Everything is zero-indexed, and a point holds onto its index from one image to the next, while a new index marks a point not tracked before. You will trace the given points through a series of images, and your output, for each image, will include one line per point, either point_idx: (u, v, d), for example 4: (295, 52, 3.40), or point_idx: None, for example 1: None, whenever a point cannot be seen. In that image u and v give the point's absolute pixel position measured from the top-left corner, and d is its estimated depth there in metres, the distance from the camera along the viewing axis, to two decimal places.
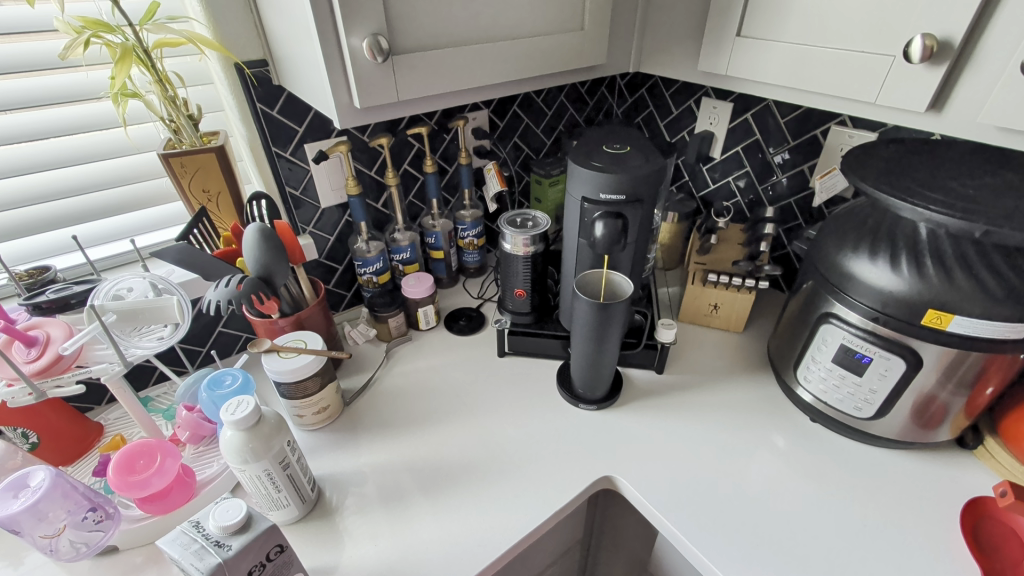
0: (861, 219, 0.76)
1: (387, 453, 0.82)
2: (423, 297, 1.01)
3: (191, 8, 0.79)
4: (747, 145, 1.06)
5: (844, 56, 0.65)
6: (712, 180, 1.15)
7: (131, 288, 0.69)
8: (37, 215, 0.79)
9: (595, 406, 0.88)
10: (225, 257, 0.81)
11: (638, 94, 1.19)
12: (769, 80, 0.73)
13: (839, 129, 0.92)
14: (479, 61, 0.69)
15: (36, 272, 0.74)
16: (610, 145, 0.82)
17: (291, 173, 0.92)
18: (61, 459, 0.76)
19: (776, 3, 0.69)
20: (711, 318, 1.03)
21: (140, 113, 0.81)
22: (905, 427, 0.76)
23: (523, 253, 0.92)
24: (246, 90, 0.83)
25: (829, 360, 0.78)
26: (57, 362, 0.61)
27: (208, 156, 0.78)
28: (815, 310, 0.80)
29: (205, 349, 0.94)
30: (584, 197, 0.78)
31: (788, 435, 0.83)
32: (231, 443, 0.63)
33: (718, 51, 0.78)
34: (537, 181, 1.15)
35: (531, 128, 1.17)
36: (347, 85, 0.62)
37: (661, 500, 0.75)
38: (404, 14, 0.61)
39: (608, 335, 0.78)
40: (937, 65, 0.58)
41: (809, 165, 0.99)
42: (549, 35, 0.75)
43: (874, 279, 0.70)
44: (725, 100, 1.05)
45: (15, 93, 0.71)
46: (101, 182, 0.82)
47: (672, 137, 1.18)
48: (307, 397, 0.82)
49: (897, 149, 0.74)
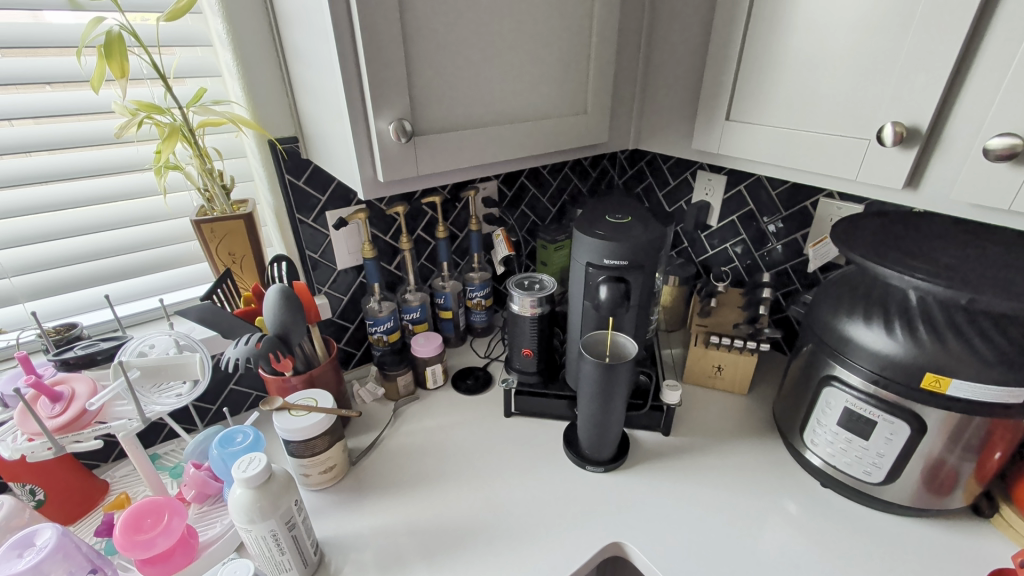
0: (853, 285, 0.79)
1: (392, 515, 0.81)
2: (431, 356, 1.03)
3: (234, 92, 0.88)
4: (742, 214, 1.12)
5: (824, 139, 0.71)
6: (711, 246, 1.20)
7: (153, 345, 0.71)
8: (73, 275, 0.84)
9: (602, 468, 0.88)
10: (245, 316, 0.85)
11: (638, 167, 1.27)
12: (757, 158, 0.80)
13: (827, 202, 0.98)
14: (492, 140, 0.76)
15: (63, 329, 0.77)
16: (613, 215, 0.87)
17: (312, 237, 0.98)
18: (65, 517, 0.76)
19: (759, 92, 0.77)
20: (715, 379, 1.05)
21: (179, 183, 0.88)
22: (917, 493, 0.75)
23: (530, 314, 0.95)
24: (277, 163, 0.90)
25: (834, 424, 0.79)
26: (79, 418, 0.63)
27: (238, 223, 0.84)
28: (817, 373, 0.81)
29: (216, 406, 0.96)
30: (589, 262, 0.82)
31: (799, 501, 0.82)
32: (239, 501, 0.63)
33: (710, 132, 0.85)
34: (543, 246, 1.21)
35: (537, 197, 1.24)
36: (372, 161, 0.68)
37: (671, 567, 0.73)
38: (426, 101, 0.68)
39: (614, 396, 0.79)
40: (909, 148, 0.64)
41: (802, 234, 1.04)
42: (555, 118, 0.83)
43: (872, 343, 0.72)
44: (719, 173, 1.12)
45: (69, 165, 0.79)
46: (135, 244, 0.87)
47: (671, 206, 1.25)
48: (315, 456, 0.82)
49: (881, 220, 0.79)
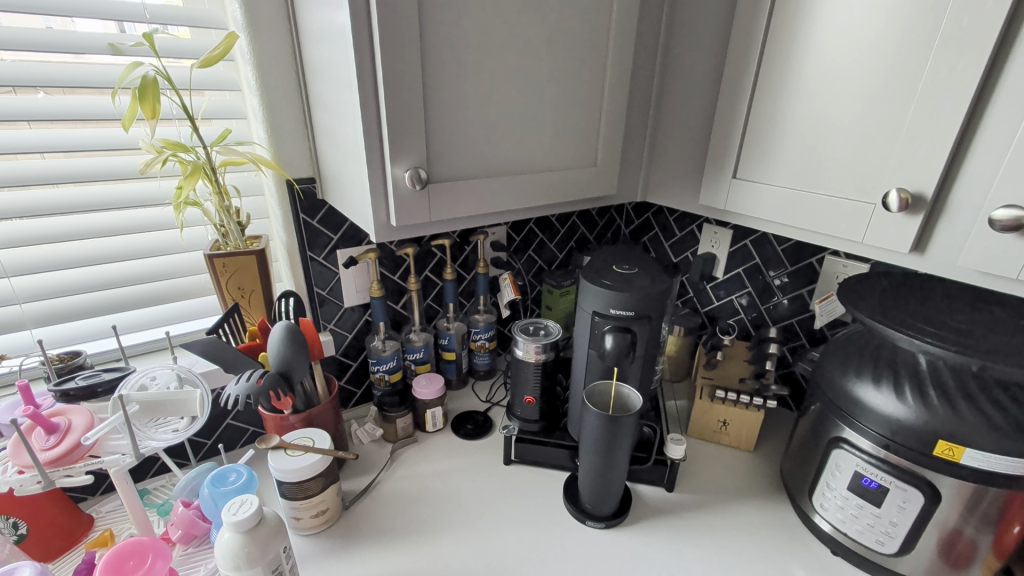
0: (861, 345, 0.79)
1: (383, 566, 0.78)
2: (432, 399, 1.01)
3: (257, 134, 0.91)
4: (747, 267, 1.12)
5: (830, 201, 0.72)
6: (716, 297, 1.20)
7: (154, 378, 0.71)
8: (83, 303, 0.85)
9: (603, 525, 0.84)
10: (248, 351, 0.85)
11: (644, 217, 1.29)
12: (764, 216, 0.81)
13: (833, 259, 0.99)
14: (503, 189, 0.78)
15: (67, 357, 0.77)
16: (620, 265, 0.88)
17: (321, 275, 0.99)
18: (43, 555, 0.73)
19: (765, 154, 0.79)
20: (720, 434, 1.02)
21: (196, 218, 0.90)
22: (933, 567, 0.72)
23: (535, 360, 0.95)
24: (293, 202, 0.92)
25: (844, 488, 0.76)
26: (73, 451, 0.62)
27: (249, 259, 0.85)
28: (825, 434, 0.79)
29: (210, 442, 0.94)
30: (595, 311, 0.82)
31: (809, 570, 0.79)
32: (227, 545, 0.61)
33: (717, 188, 0.87)
34: (549, 291, 1.21)
35: (545, 243, 1.26)
36: (386, 205, 0.70)
37: None
38: (442, 151, 0.70)
39: (617, 449, 0.77)
40: (914, 215, 0.65)
41: (808, 290, 1.05)
42: (566, 170, 0.85)
43: (882, 406, 0.71)
44: (725, 226, 1.14)
45: (93, 197, 0.81)
46: (148, 275, 0.88)
47: (677, 257, 1.26)
48: (307, 498, 0.80)
49: (888, 281, 0.79)
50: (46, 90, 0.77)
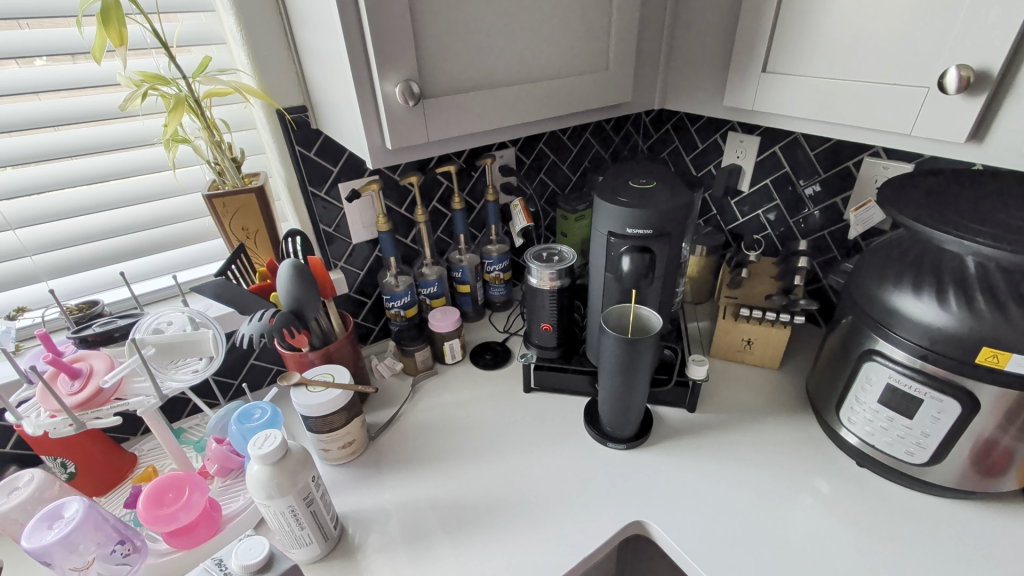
0: (901, 252, 0.73)
1: (412, 490, 0.81)
2: (448, 331, 1.01)
3: (240, 61, 0.85)
4: (776, 178, 1.04)
5: (874, 89, 0.64)
6: (741, 214, 1.14)
7: (169, 323, 0.71)
8: (91, 253, 0.84)
9: (625, 445, 0.85)
10: (259, 292, 0.84)
11: (663, 130, 1.20)
12: (796, 114, 0.73)
13: (873, 161, 0.90)
14: (508, 101, 0.71)
15: (85, 306, 0.77)
16: (636, 180, 0.82)
17: (325, 211, 0.96)
18: (94, 489, 0.77)
19: (801, 40, 0.69)
20: (743, 353, 1.00)
21: (189, 156, 0.86)
22: (963, 475, 0.70)
23: (550, 287, 0.92)
24: (286, 133, 0.87)
25: (874, 401, 0.74)
26: (97, 395, 0.63)
27: (249, 197, 0.82)
28: (856, 346, 0.76)
29: (236, 382, 0.96)
30: (610, 232, 0.78)
31: (832, 481, 0.79)
32: (256, 476, 0.63)
33: (744, 87, 0.78)
34: (563, 216, 1.16)
35: (556, 165, 1.19)
36: (379, 127, 0.65)
37: (695, 547, 0.71)
38: (435, 60, 0.63)
39: (638, 371, 0.76)
40: (975, 96, 0.57)
41: (843, 198, 0.97)
42: (575, 76, 0.77)
43: (921, 315, 0.66)
44: (752, 134, 1.05)
45: (78, 141, 0.77)
46: (148, 221, 0.87)
47: (699, 171, 1.18)
48: (333, 431, 0.82)
49: (935, 180, 0.72)
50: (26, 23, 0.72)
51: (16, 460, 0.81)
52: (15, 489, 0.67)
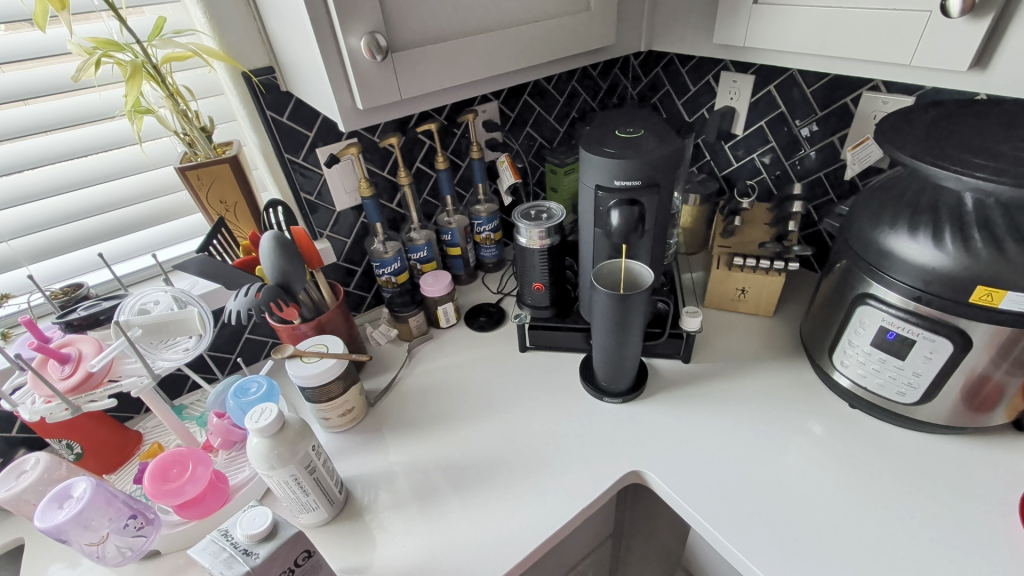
0: (898, 191, 0.71)
1: (413, 452, 0.83)
2: (441, 295, 1.00)
3: (197, 20, 0.80)
4: (771, 119, 1.01)
5: (872, 17, 0.60)
6: (735, 158, 1.10)
7: (156, 302, 0.70)
8: (69, 235, 0.82)
9: (620, 399, 0.86)
10: (244, 267, 0.83)
11: (653, 73, 1.14)
12: (790, 49, 0.69)
13: (871, 96, 0.86)
14: (483, 50, 0.67)
15: (69, 290, 0.76)
16: (623, 129, 0.78)
17: (305, 179, 0.93)
18: (103, 468, 0.79)
19: None
20: (738, 302, 1.00)
21: (156, 129, 0.83)
22: (954, 411, 0.71)
23: (540, 246, 0.90)
24: (255, 98, 0.83)
25: (867, 344, 0.74)
26: (87, 379, 0.63)
27: (223, 168, 0.79)
28: (850, 290, 0.75)
29: (233, 356, 0.96)
30: (598, 185, 0.75)
31: (825, 423, 0.80)
32: (256, 449, 0.64)
33: (735, 22, 0.73)
34: (552, 171, 1.13)
35: (543, 117, 1.15)
36: (348, 86, 0.61)
37: (691, 493, 0.73)
38: (400, 9, 0.59)
39: (630, 326, 0.75)
40: (979, 18, 0.53)
41: (839, 137, 0.93)
42: (554, 19, 0.72)
43: (916, 256, 0.65)
44: (746, 73, 1.00)
45: (36, 118, 0.74)
46: (122, 199, 0.84)
47: (691, 116, 1.13)
48: (331, 400, 0.83)
49: (935, 113, 0.68)
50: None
51: (24, 443, 0.82)
52: (23, 473, 0.69)
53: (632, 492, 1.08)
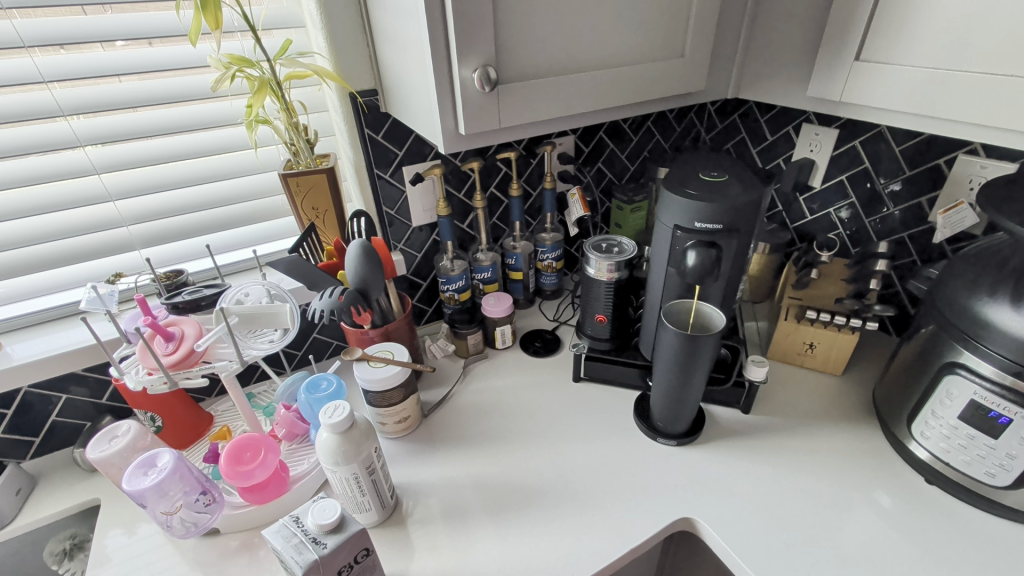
0: (999, 260, 0.68)
1: (462, 469, 0.83)
2: (501, 317, 1.02)
3: (317, 44, 0.88)
4: (854, 174, 0.99)
5: (985, 82, 0.59)
6: (810, 211, 1.08)
7: (248, 293, 0.75)
8: (178, 225, 0.90)
9: (675, 442, 0.84)
10: (328, 269, 0.88)
11: (730, 120, 1.14)
12: (889, 107, 0.69)
13: (968, 159, 0.84)
14: (580, 88, 0.70)
15: (172, 275, 0.83)
16: (707, 173, 0.79)
17: (388, 194, 0.99)
18: (179, 443, 0.84)
19: (902, 25, 0.65)
20: (805, 357, 0.96)
21: (269, 137, 0.91)
22: None
23: (607, 279, 0.91)
24: (357, 116, 0.90)
25: (953, 417, 0.70)
26: (188, 357, 0.68)
27: (320, 177, 0.85)
28: (936, 357, 0.72)
29: (301, 353, 1.02)
30: (676, 225, 0.76)
31: (895, 495, 0.75)
32: (326, 444, 0.67)
33: (832, 77, 0.74)
34: (618, 208, 1.14)
35: (615, 154, 1.18)
36: (454, 111, 0.65)
37: (746, 549, 0.70)
38: (512, 45, 0.63)
39: (697, 368, 0.75)
40: None
41: (929, 199, 0.91)
42: (649, 63, 0.75)
43: (1017, 329, 0.62)
44: (830, 126, 0.99)
45: (173, 119, 0.83)
46: (230, 197, 0.92)
47: (766, 164, 1.13)
48: (390, 406, 0.85)
49: None
50: (111, 7, 0.76)
51: (110, 411, 0.89)
52: (115, 437, 0.74)
53: (676, 542, 1.07)
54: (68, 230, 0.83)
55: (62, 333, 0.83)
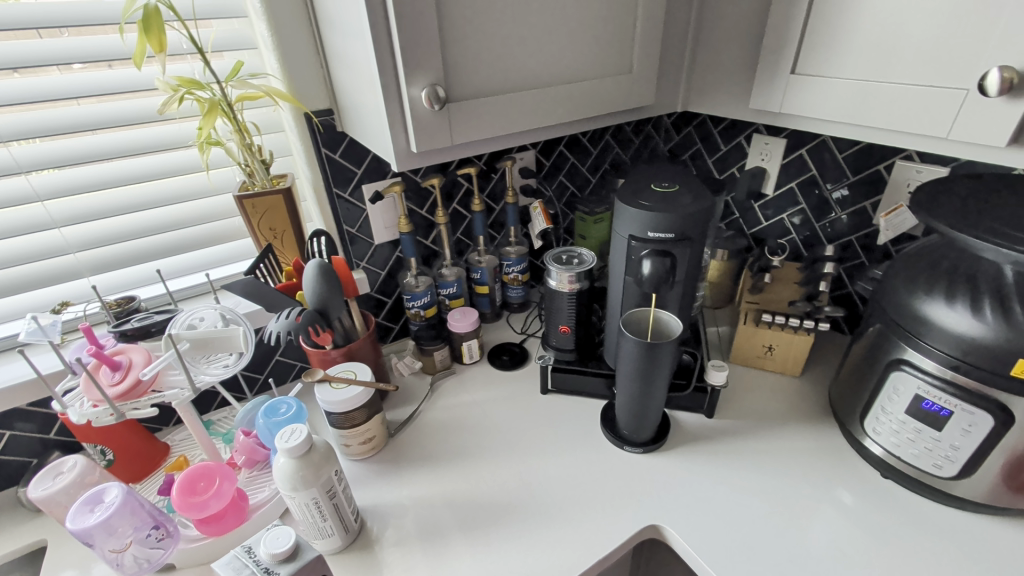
0: (934, 260, 0.71)
1: (430, 488, 0.82)
2: (467, 332, 1.02)
3: (270, 65, 0.88)
4: (802, 181, 1.03)
5: (908, 92, 0.63)
6: (764, 218, 1.11)
7: (202, 318, 0.74)
8: (129, 251, 0.88)
9: (641, 449, 0.85)
10: (286, 291, 0.86)
11: (685, 131, 1.17)
12: (824, 117, 0.72)
13: (904, 164, 0.88)
14: (530, 104, 0.72)
15: (123, 302, 0.81)
16: (658, 184, 0.81)
17: (349, 212, 0.98)
18: (132, 476, 0.81)
19: (832, 40, 0.68)
20: (764, 360, 0.99)
21: (222, 159, 0.90)
22: (994, 490, 0.68)
23: (569, 290, 0.92)
24: (313, 136, 0.90)
25: (901, 412, 0.72)
26: (135, 386, 0.66)
27: (277, 198, 0.84)
28: (883, 355, 0.74)
29: (263, 376, 0.99)
30: (631, 235, 0.78)
31: (853, 492, 0.77)
32: (283, 469, 0.65)
33: (771, 89, 0.77)
34: (581, 219, 1.16)
35: (576, 167, 1.20)
36: (405, 130, 0.66)
37: (712, 553, 0.70)
38: (459, 64, 0.64)
39: (657, 376, 0.76)
40: (1017, 98, 0.55)
41: (871, 203, 0.95)
42: (598, 79, 0.77)
43: (953, 325, 0.65)
44: (778, 136, 1.03)
45: (120, 143, 0.81)
46: (183, 220, 0.90)
47: (722, 173, 1.16)
48: (354, 427, 0.84)
49: (971, 185, 0.70)
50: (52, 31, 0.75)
51: (59, 446, 0.85)
52: (60, 473, 0.71)
53: (647, 550, 1.09)
54: (10, 259, 0.80)
55: (4, 367, 0.80)
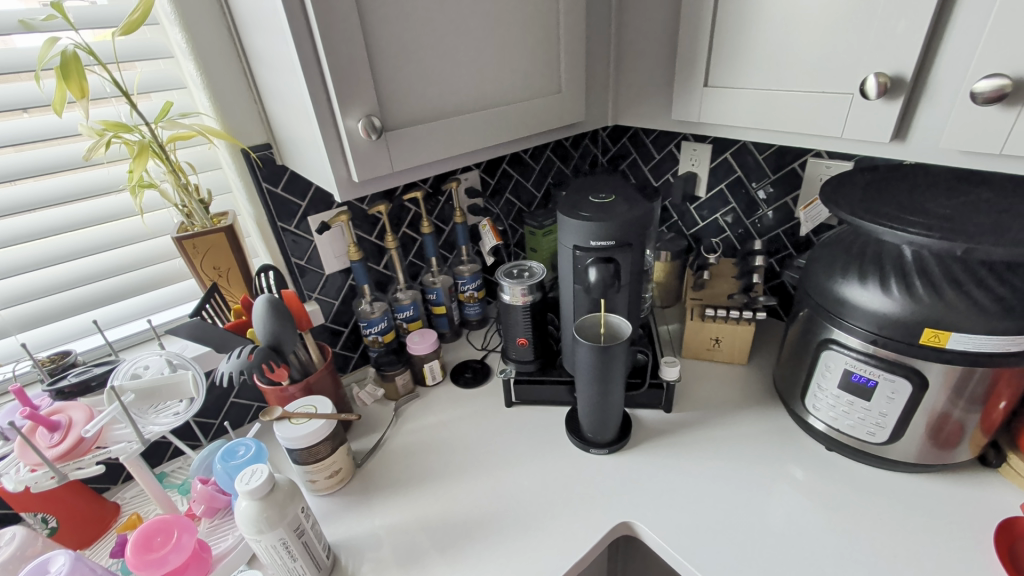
0: (847, 246, 0.78)
1: (403, 514, 0.82)
2: (427, 353, 1.03)
3: (201, 103, 0.87)
4: (730, 182, 1.10)
5: (805, 98, 0.70)
6: (700, 218, 1.19)
7: (147, 366, 0.71)
8: (60, 303, 0.84)
9: (607, 450, 0.88)
10: (236, 329, 0.84)
11: (621, 142, 1.25)
12: (738, 124, 0.78)
13: (816, 161, 0.96)
14: (466, 128, 0.75)
15: (57, 357, 0.77)
16: (596, 195, 0.85)
17: (296, 245, 0.97)
18: (79, 542, 0.76)
19: (736, 54, 0.75)
20: (713, 352, 1.04)
21: (156, 201, 0.87)
22: (921, 449, 0.75)
23: (522, 303, 0.95)
24: (252, 172, 0.90)
25: (834, 387, 0.78)
26: (78, 445, 0.63)
27: (219, 237, 0.83)
28: (814, 337, 0.81)
29: (217, 421, 0.96)
30: (575, 245, 0.81)
31: (804, 467, 0.83)
32: (246, 512, 0.64)
33: (689, 101, 0.83)
34: (531, 233, 1.19)
35: (521, 183, 1.24)
36: (345, 161, 0.67)
37: (681, 542, 0.73)
38: (393, 94, 0.66)
39: (613, 377, 0.79)
40: (893, 99, 0.63)
41: (792, 197, 1.03)
42: (529, 100, 0.81)
43: (868, 303, 0.71)
44: (703, 142, 1.10)
45: (42, 192, 0.78)
46: (118, 266, 0.87)
47: (657, 180, 1.23)
48: (319, 461, 0.82)
49: (870, 176, 0.78)
50: None
51: None
52: None
53: (624, 547, 1.12)
54: None
55: None
